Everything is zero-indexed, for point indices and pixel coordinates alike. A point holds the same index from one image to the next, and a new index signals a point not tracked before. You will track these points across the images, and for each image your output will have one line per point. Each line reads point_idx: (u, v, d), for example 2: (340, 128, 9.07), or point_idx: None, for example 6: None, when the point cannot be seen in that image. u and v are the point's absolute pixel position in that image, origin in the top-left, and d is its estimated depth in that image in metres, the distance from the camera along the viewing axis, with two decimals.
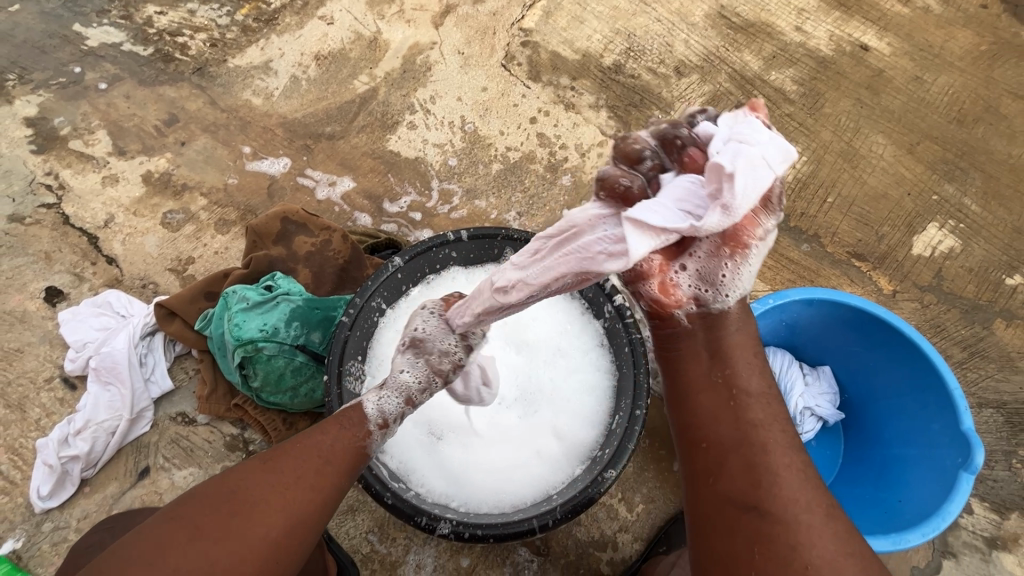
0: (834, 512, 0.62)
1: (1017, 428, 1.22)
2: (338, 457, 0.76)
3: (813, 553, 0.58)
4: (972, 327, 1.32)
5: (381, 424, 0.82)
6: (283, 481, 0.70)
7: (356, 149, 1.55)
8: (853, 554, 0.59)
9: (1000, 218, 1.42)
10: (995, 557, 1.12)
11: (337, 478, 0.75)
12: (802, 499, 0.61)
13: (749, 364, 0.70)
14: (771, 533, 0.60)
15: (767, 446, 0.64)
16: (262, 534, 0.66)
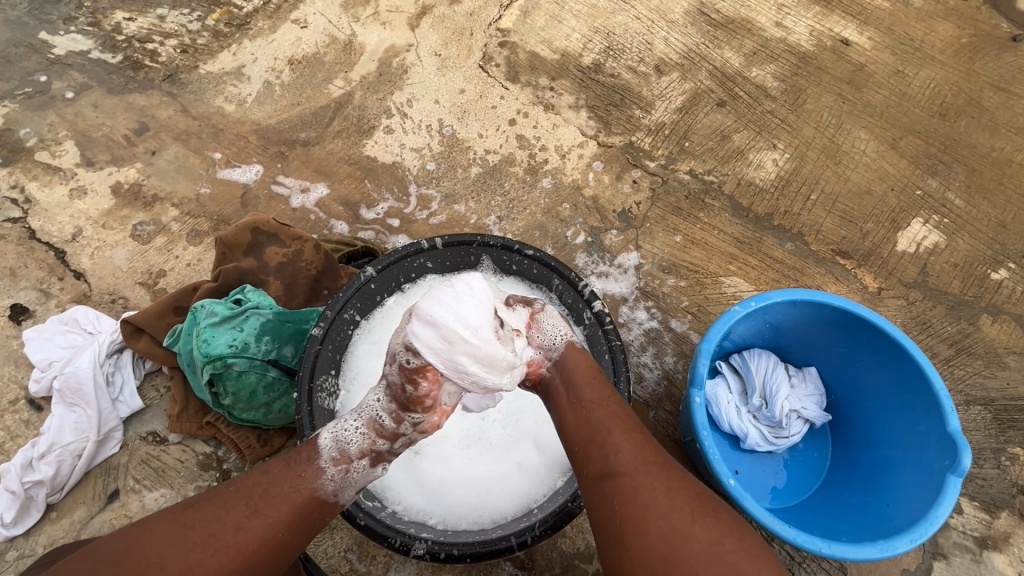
0: (670, 463, 0.71)
1: (1005, 425, 1.21)
2: (270, 508, 0.72)
3: (653, 497, 0.66)
4: (958, 323, 1.31)
5: (335, 458, 0.79)
6: (199, 538, 0.67)
7: (332, 155, 1.52)
8: (688, 489, 0.68)
9: (983, 212, 1.41)
10: (986, 557, 1.11)
11: (265, 532, 0.70)
12: (642, 454, 0.71)
13: (592, 380, 0.83)
14: (623, 489, 0.68)
15: (610, 427, 0.75)
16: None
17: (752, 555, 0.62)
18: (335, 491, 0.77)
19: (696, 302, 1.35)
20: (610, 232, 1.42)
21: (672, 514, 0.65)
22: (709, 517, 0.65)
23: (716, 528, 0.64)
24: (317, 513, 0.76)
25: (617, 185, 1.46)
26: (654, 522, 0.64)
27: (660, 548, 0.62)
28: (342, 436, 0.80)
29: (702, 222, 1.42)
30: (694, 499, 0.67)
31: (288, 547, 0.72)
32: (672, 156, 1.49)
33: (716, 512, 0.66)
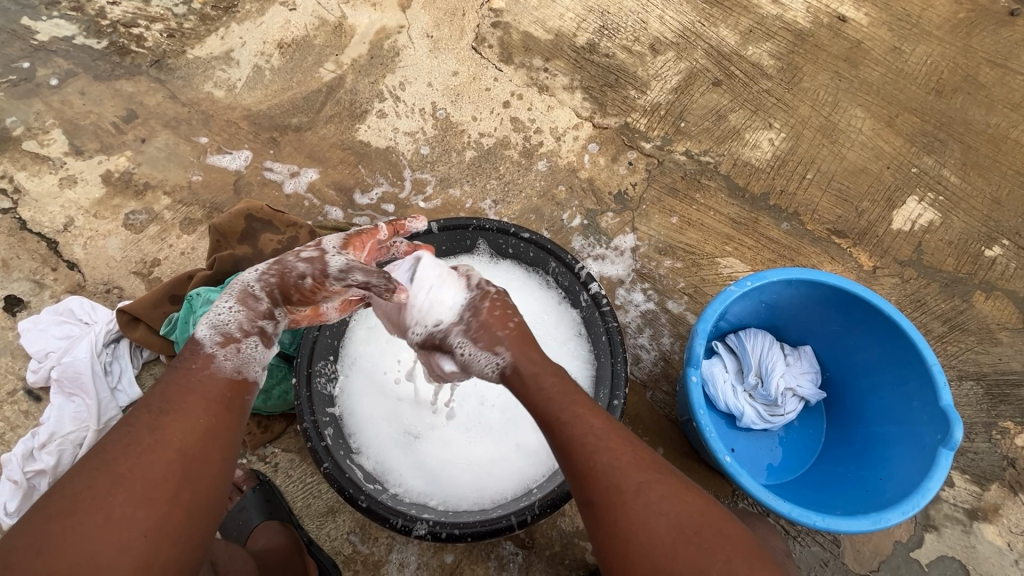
0: (648, 481, 0.66)
1: (996, 400, 1.23)
2: (180, 403, 0.70)
3: (632, 526, 0.64)
4: (952, 300, 1.32)
5: (222, 342, 0.77)
6: (118, 450, 0.64)
7: (324, 140, 1.50)
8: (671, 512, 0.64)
9: (979, 189, 1.41)
10: (976, 528, 1.13)
11: (188, 423, 0.68)
12: (616, 483, 0.66)
13: (551, 393, 0.74)
14: (599, 524, 0.66)
15: (576, 448, 0.69)
16: (115, 508, 0.61)
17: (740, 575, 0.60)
18: (235, 368, 0.76)
19: (692, 283, 1.35)
20: (606, 214, 1.41)
21: (654, 552, 0.62)
22: (690, 545, 0.62)
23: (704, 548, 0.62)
24: (233, 391, 0.75)
25: (613, 167, 1.45)
26: (638, 560, 0.62)
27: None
28: (221, 321, 0.79)
29: (698, 203, 1.42)
30: (674, 528, 0.63)
31: (221, 428, 0.71)
32: (668, 137, 1.48)
33: (700, 537, 0.62)
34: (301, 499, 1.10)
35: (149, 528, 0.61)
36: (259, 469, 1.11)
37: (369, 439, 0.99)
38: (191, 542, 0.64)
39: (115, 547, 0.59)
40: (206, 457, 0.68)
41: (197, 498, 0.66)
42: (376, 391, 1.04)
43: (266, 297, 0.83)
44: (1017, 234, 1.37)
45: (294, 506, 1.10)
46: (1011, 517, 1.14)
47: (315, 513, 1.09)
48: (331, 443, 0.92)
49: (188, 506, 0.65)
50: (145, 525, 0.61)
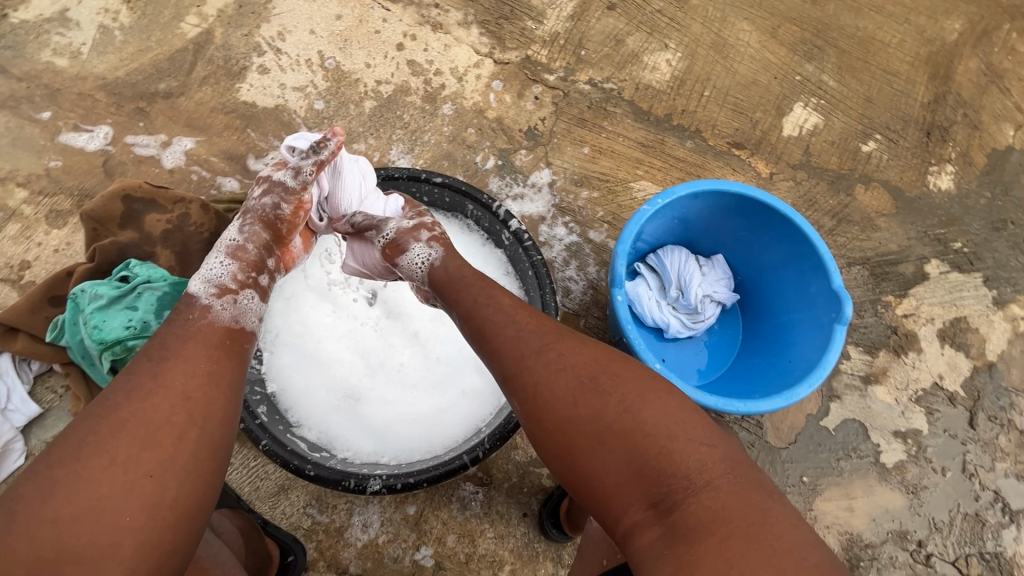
0: (551, 343, 0.71)
1: (879, 278, 1.38)
2: (183, 350, 0.68)
3: (539, 384, 0.68)
4: (838, 196, 1.44)
5: (217, 292, 0.77)
6: (120, 395, 0.61)
7: (202, 105, 1.35)
8: (576, 362, 0.68)
9: (853, 90, 1.53)
10: (870, 390, 1.30)
11: (186, 367, 0.65)
12: (522, 347, 0.72)
13: (467, 286, 0.82)
14: (520, 392, 0.70)
15: (490, 329, 0.76)
16: (119, 451, 0.57)
17: (653, 413, 0.62)
18: (235, 318, 0.76)
19: (610, 211, 1.38)
20: (519, 152, 1.40)
21: (576, 409, 0.65)
22: (591, 386, 0.66)
23: (602, 389, 0.65)
24: (230, 335, 0.74)
25: (520, 103, 1.43)
26: (550, 415, 0.66)
27: (574, 443, 0.64)
28: (213, 276, 0.79)
29: (607, 130, 1.43)
30: (586, 387, 0.66)
31: (224, 374, 0.69)
32: (570, 66, 1.47)
33: (600, 377, 0.66)
34: (249, 484, 1.06)
35: (155, 469, 0.57)
36: None
37: (308, 410, 0.96)
38: (203, 482, 0.60)
39: (121, 491, 0.55)
40: (213, 398, 0.65)
41: (206, 439, 0.62)
42: (310, 361, 1.00)
43: (254, 244, 0.84)
44: (887, 128, 1.51)
45: (242, 492, 1.05)
46: (897, 377, 1.31)
47: (266, 494, 1.06)
48: (266, 419, 0.88)
49: (198, 444, 0.61)
50: (152, 467, 0.57)
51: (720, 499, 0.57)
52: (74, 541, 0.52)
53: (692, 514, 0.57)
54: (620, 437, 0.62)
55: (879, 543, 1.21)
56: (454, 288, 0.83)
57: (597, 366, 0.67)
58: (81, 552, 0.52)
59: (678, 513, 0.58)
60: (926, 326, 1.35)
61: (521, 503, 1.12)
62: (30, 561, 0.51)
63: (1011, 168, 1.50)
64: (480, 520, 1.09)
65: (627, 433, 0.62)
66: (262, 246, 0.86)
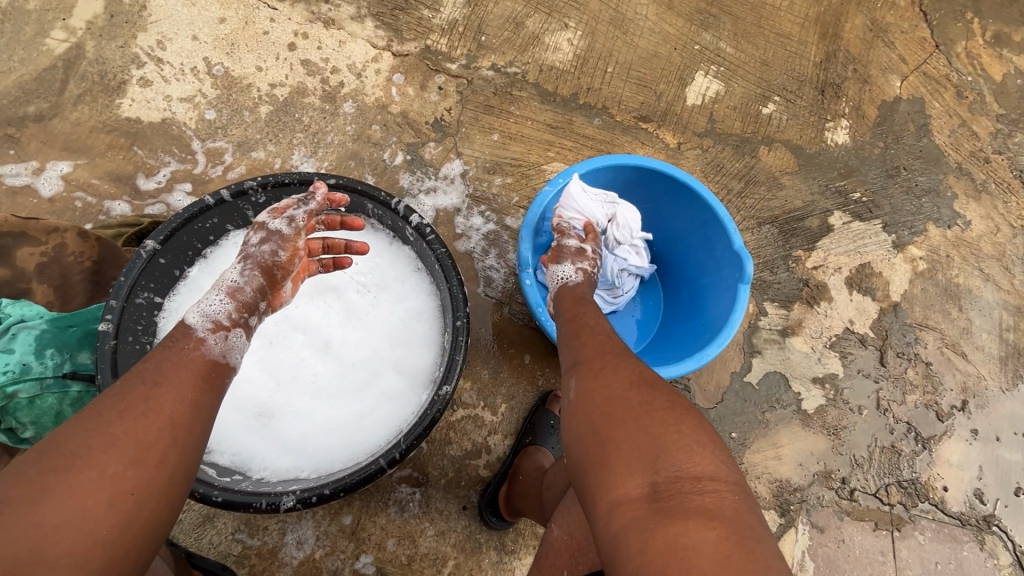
0: (625, 352, 0.80)
1: (788, 235, 1.44)
2: (175, 376, 0.67)
3: (608, 368, 0.75)
4: (744, 159, 1.48)
5: (212, 327, 0.75)
6: (111, 411, 0.61)
7: (79, 125, 1.26)
8: (640, 367, 0.76)
9: (750, 55, 1.57)
10: (788, 342, 1.36)
11: (179, 393, 0.66)
12: (610, 344, 0.81)
13: (582, 302, 0.93)
14: (587, 366, 0.77)
15: (582, 328, 0.86)
16: (107, 466, 0.57)
17: (688, 421, 0.67)
18: (223, 353, 0.74)
19: (525, 196, 1.38)
20: (428, 144, 1.37)
21: (626, 392, 0.71)
22: (648, 382, 0.72)
23: (657, 389, 0.71)
24: (220, 374, 0.73)
25: (424, 95, 1.40)
26: (603, 389, 0.72)
27: (607, 416, 0.69)
28: (211, 310, 0.77)
29: (515, 115, 1.42)
30: (643, 383, 0.72)
31: (207, 402, 0.69)
32: (471, 53, 1.45)
33: (655, 384, 0.72)
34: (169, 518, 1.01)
35: (137, 486, 0.58)
36: None
37: (219, 434, 0.93)
38: (170, 503, 0.61)
39: (101, 506, 0.55)
40: (197, 426, 0.66)
41: (184, 464, 0.63)
42: None
43: (252, 287, 0.82)
44: (784, 89, 1.56)
45: None
46: (812, 327, 1.38)
47: (190, 526, 1.02)
48: None
49: (176, 469, 0.62)
50: (135, 486, 0.58)
51: (718, 501, 0.59)
52: (52, 548, 0.52)
53: (688, 505, 0.59)
54: (653, 422, 0.66)
55: (806, 486, 1.27)
56: (575, 308, 0.92)
57: (658, 379, 0.74)
58: (55, 560, 0.52)
59: (678, 500, 0.59)
60: (834, 276, 1.42)
61: (460, 497, 1.11)
62: (5, 563, 0.50)
63: (899, 117, 1.58)
64: (420, 519, 1.09)
65: (658, 423, 0.66)
66: (258, 288, 0.83)
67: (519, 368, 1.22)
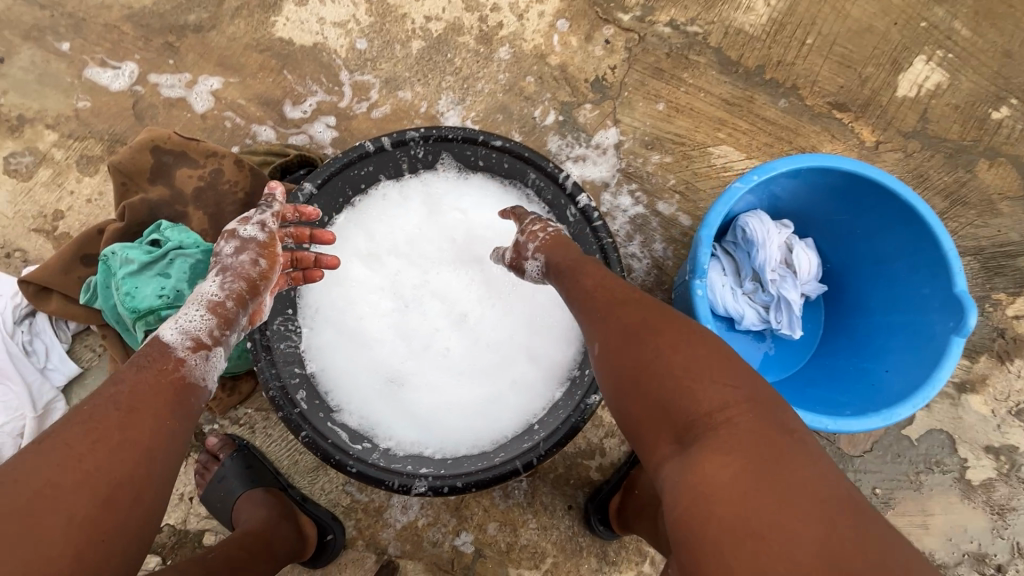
0: (611, 298, 0.69)
1: (992, 272, 1.20)
2: (152, 403, 0.60)
3: (598, 332, 0.67)
4: (955, 172, 1.23)
5: (192, 345, 0.67)
6: (80, 443, 0.53)
7: (234, 41, 1.22)
8: (628, 313, 0.66)
9: (991, 41, 1.26)
10: (964, 400, 1.15)
11: (155, 421, 0.58)
12: (592, 297, 0.71)
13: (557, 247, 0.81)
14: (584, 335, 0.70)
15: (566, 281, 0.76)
16: (75, 509, 0.51)
17: (683, 355, 0.58)
18: (203, 376, 0.67)
19: (683, 179, 1.21)
20: (584, 106, 1.23)
21: (620, 354, 0.62)
22: (637, 333, 0.62)
23: (643, 335, 0.62)
24: (196, 399, 0.65)
25: (588, 48, 1.24)
26: (601, 361, 0.65)
27: (610, 379, 0.63)
28: (190, 326, 0.69)
29: (687, 84, 1.24)
30: (631, 332, 0.63)
31: (184, 428, 0.62)
32: (648, 4, 1.25)
33: (644, 329, 0.62)
34: (287, 458, 1.03)
35: (108, 532, 0.52)
36: (234, 433, 1.02)
37: (349, 393, 0.88)
38: (143, 546, 0.55)
39: (68, 556, 0.49)
40: (174, 456, 0.59)
41: (159, 501, 0.56)
42: (351, 336, 0.92)
43: (234, 300, 0.74)
44: None
45: (280, 465, 1.02)
46: (997, 386, 1.16)
47: (304, 469, 1.02)
48: (306, 408, 0.81)
49: (150, 508, 0.55)
50: (105, 531, 0.52)
51: (736, 436, 0.51)
52: None
53: (709, 452, 0.51)
54: (653, 380, 0.58)
55: (951, 564, 1.11)
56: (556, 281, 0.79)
57: (645, 318, 0.64)
58: None
59: (699, 449, 0.52)
60: None
61: (567, 496, 1.05)
62: None
63: None
64: (523, 510, 1.04)
65: (654, 371, 0.58)
66: (239, 303, 0.74)
67: None
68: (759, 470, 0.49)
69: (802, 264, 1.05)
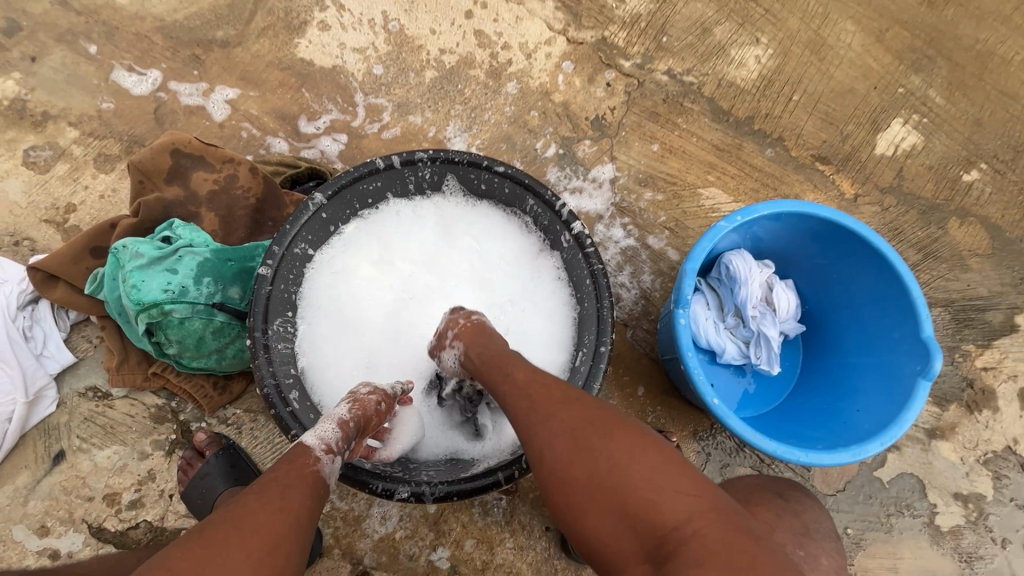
0: (552, 399, 0.66)
1: (962, 324, 1.25)
2: (307, 477, 0.64)
3: (539, 440, 0.63)
4: (928, 228, 1.30)
5: (327, 450, 0.69)
6: (258, 497, 0.58)
7: (258, 58, 1.29)
8: (571, 418, 0.63)
9: (963, 110, 1.36)
10: (934, 445, 1.18)
11: (311, 493, 0.62)
12: (523, 405, 0.67)
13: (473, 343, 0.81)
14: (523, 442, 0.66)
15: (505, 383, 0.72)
16: (250, 549, 0.52)
17: (638, 465, 0.56)
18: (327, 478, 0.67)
19: (673, 217, 1.27)
20: (583, 142, 1.30)
21: (572, 469, 0.59)
22: (581, 445, 0.60)
23: (590, 443, 0.59)
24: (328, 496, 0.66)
25: (590, 89, 1.32)
26: (548, 471, 0.61)
27: (568, 495, 0.59)
28: (324, 434, 0.72)
29: (680, 128, 1.32)
30: (578, 446, 0.60)
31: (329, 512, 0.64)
32: (648, 54, 1.35)
33: (588, 436, 0.60)
34: (271, 460, 1.04)
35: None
36: (221, 432, 1.03)
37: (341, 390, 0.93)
38: None
39: None
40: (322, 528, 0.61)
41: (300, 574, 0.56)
42: (352, 332, 0.96)
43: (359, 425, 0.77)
44: (994, 157, 1.34)
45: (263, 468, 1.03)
46: (966, 435, 1.19)
47: None
48: (298, 407, 0.83)
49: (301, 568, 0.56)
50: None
51: (706, 544, 0.50)
52: None
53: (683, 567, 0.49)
54: (614, 498, 0.56)
55: None
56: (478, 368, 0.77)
57: (589, 422, 0.62)
58: None
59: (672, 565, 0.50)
60: (1006, 383, 1.22)
61: (545, 517, 1.06)
62: None
63: None
64: (501, 528, 1.05)
65: (612, 486, 0.56)
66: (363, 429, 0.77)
67: (630, 400, 1.17)
68: (716, 558, 0.48)
69: (781, 303, 1.10)
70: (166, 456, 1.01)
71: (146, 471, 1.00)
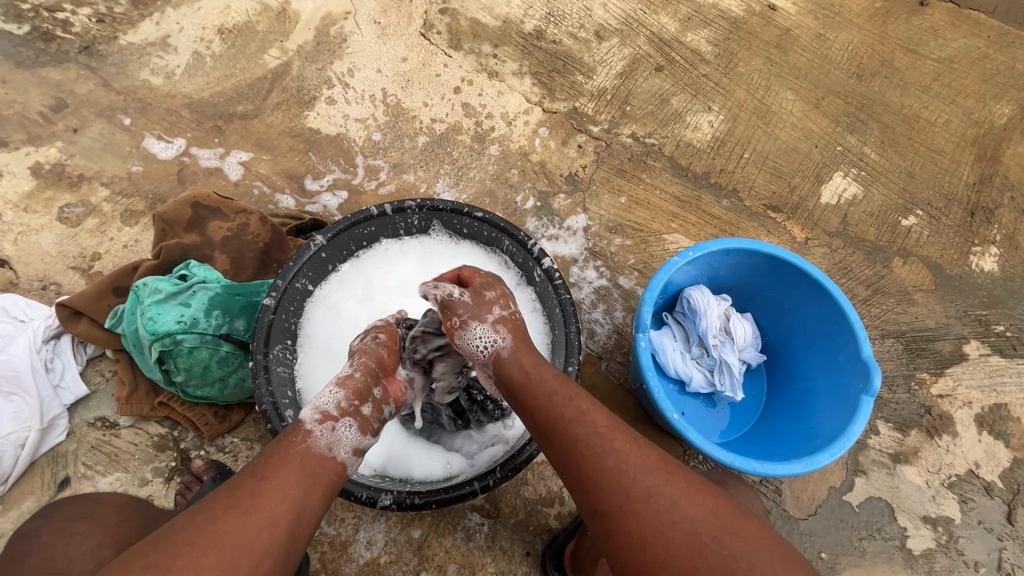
0: (657, 483, 0.64)
1: (914, 354, 1.34)
2: (280, 476, 0.68)
3: (646, 524, 0.61)
4: (875, 267, 1.43)
5: (319, 418, 0.77)
6: (219, 508, 0.62)
7: (272, 128, 1.48)
8: (684, 511, 0.61)
9: (896, 164, 1.53)
10: (899, 469, 1.23)
11: (279, 493, 0.66)
12: (622, 485, 0.64)
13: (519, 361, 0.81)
14: (615, 523, 0.64)
15: (589, 448, 0.68)
16: (203, 567, 0.57)
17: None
18: (328, 446, 0.75)
19: (641, 260, 1.40)
20: (559, 195, 1.46)
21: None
22: (704, 549, 0.58)
23: (711, 545, 0.58)
24: (326, 466, 0.73)
25: (564, 150, 1.50)
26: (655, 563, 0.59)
27: None
28: (321, 403, 0.79)
29: (645, 182, 1.48)
30: (697, 547, 0.58)
31: (306, 508, 0.68)
32: (614, 120, 1.54)
33: (712, 537, 0.59)
34: None
35: None
36: (218, 459, 1.09)
37: None
38: None
39: None
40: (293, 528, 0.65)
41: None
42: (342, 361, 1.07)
43: (359, 373, 0.84)
44: (929, 205, 1.49)
45: None
46: (928, 459, 1.25)
47: None
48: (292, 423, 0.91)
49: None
50: None
51: None
52: None
53: None
54: None
55: None
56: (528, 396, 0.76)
57: (705, 519, 0.60)
58: None
59: None
60: (962, 409, 1.29)
61: (525, 542, 1.10)
62: None
63: None
64: (483, 553, 1.08)
65: None
66: (368, 374, 0.85)
67: None
68: None
69: (738, 332, 1.20)
70: (164, 483, 1.07)
71: (145, 497, 1.06)
